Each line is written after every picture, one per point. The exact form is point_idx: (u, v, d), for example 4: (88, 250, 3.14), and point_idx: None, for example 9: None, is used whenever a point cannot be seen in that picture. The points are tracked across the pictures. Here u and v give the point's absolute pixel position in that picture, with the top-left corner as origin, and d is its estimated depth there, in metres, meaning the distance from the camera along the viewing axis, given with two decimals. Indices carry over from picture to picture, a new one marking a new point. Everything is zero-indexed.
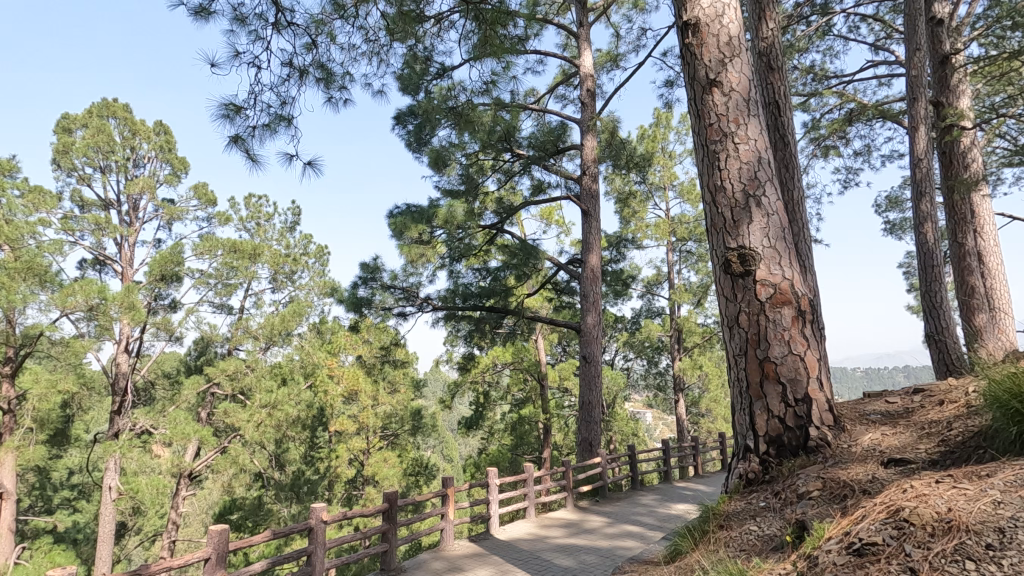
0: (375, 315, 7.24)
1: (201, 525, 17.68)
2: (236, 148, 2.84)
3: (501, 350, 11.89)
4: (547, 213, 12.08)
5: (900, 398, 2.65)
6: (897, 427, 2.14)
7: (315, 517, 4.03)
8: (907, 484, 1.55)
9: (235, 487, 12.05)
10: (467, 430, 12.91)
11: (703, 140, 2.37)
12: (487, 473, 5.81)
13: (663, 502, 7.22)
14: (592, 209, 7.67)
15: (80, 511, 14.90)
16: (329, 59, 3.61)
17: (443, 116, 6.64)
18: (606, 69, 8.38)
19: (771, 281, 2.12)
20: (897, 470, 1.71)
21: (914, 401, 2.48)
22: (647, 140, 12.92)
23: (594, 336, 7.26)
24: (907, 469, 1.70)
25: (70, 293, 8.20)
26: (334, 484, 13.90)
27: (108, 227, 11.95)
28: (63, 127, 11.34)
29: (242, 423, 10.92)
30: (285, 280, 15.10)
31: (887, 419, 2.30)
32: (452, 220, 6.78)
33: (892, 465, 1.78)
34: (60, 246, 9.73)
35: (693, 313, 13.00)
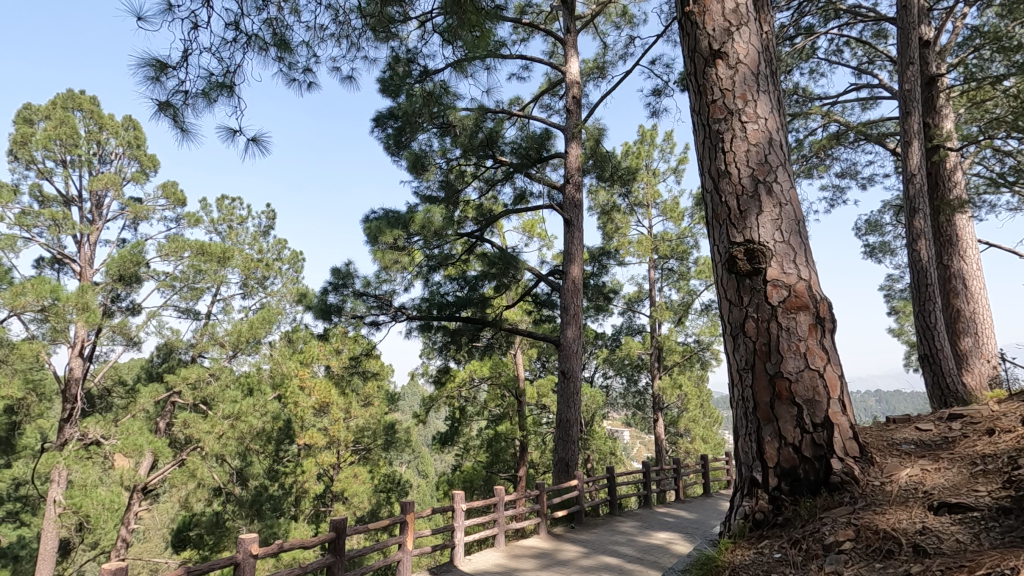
0: (346, 323, 6.78)
1: (158, 542, 16.70)
2: (166, 115, 2.82)
3: (478, 364, 11.46)
4: (530, 225, 11.76)
5: (932, 425, 2.37)
6: (939, 460, 1.89)
7: (242, 550, 3.61)
8: (1010, 557, 1.26)
9: (193, 502, 11.30)
10: (441, 446, 12.42)
11: (705, 119, 2.13)
12: (453, 497, 5.37)
13: (642, 529, 6.83)
14: (574, 219, 7.36)
15: (26, 526, 13.89)
16: (289, 30, 3.27)
17: (423, 120, 6.32)
18: (592, 79, 8.13)
19: (784, 282, 1.86)
20: (978, 532, 1.43)
21: (952, 428, 2.20)
22: (632, 156, 12.75)
23: (574, 351, 6.90)
24: (992, 531, 1.42)
25: (20, 292, 7.54)
26: (300, 501, 13.26)
27: (66, 223, 11.27)
28: (24, 117, 10.73)
29: (202, 435, 10.24)
30: (256, 286, 14.48)
31: (923, 450, 2.03)
32: (429, 226, 6.40)
33: (951, 515, 1.53)
34: (12, 241, 9.06)
35: (675, 331, 12.75)
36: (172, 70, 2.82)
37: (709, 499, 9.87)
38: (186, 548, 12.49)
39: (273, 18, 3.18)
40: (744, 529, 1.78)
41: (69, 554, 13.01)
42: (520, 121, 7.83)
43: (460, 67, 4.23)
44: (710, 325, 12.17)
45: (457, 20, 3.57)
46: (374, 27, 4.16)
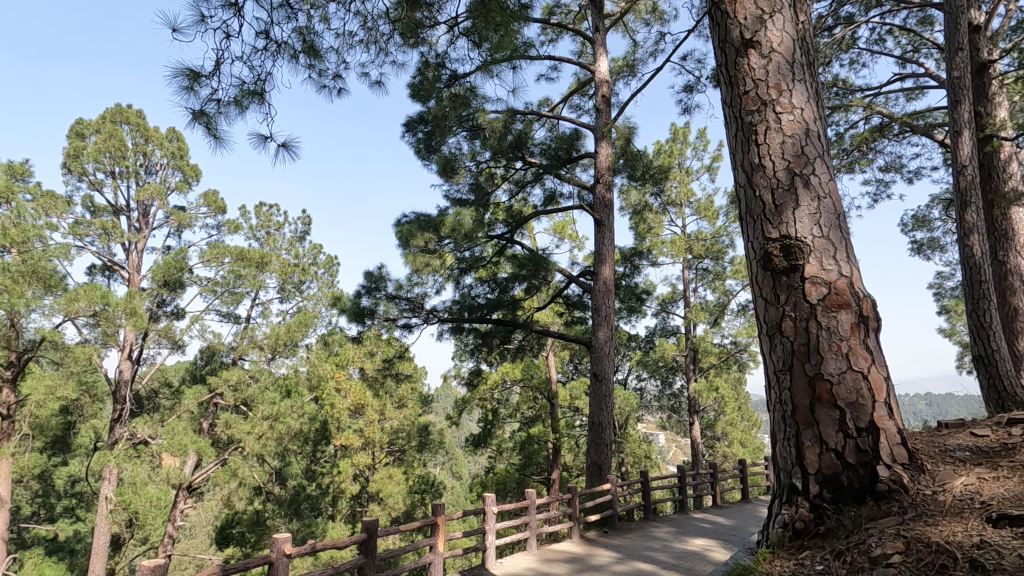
0: (379, 326, 6.87)
1: (204, 539, 17.26)
2: (199, 123, 2.90)
3: (510, 366, 11.44)
4: (561, 227, 11.68)
5: (990, 431, 2.21)
6: (998, 469, 1.77)
7: (276, 549, 3.68)
8: None
9: (235, 501, 11.56)
10: (475, 448, 12.47)
11: (737, 111, 2.06)
12: (484, 500, 5.35)
13: (678, 535, 6.67)
14: (605, 219, 7.24)
15: (81, 520, 14.58)
16: (317, 38, 3.32)
17: (453, 124, 6.32)
18: (622, 77, 8.00)
19: (823, 279, 1.77)
20: None
21: (1013, 435, 2.06)
22: (664, 154, 12.52)
23: (606, 353, 6.78)
24: None
25: (74, 297, 7.90)
26: (337, 501, 13.50)
27: (116, 232, 11.76)
28: (76, 132, 11.29)
29: (243, 436, 10.52)
30: (293, 290, 14.79)
31: (981, 458, 1.90)
32: (459, 229, 6.39)
33: (1011, 529, 1.43)
34: (65, 250, 9.48)
35: (710, 332, 12.43)
36: (205, 79, 2.90)
37: (749, 505, 9.60)
38: (228, 545, 12.85)
39: (303, 26, 3.24)
40: (783, 539, 1.70)
41: (121, 548, 13.56)
42: (549, 122, 7.77)
43: (488, 70, 4.21)
44: (748, 326, 11.82)
45: (482, 20, 3.55)
46: (402, 32, 4.19)
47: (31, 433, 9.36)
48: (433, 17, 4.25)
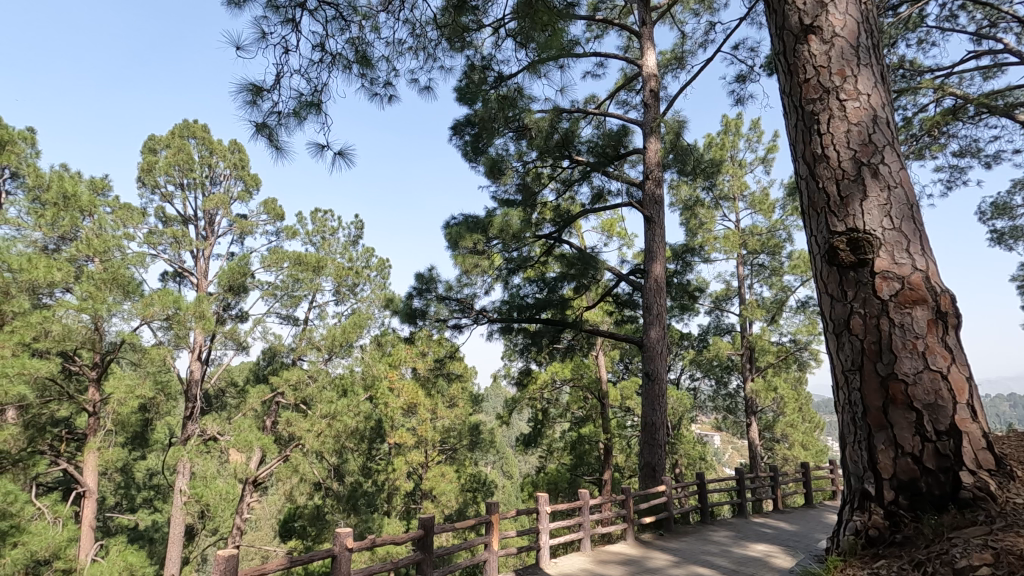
0: (430, 327, 6.99)
1: (269, 532, 18.08)
2: (262, 135, 3.04)
3: (560, 365, 11.39)
4: (609, 225, 11.55)
5: None
6: None
7: (339, 544, 3.83)
8: None
9: (297, 495, 12.03)
10: (525, 447, 12.49)
11: (797, 100, 1.98)
12: (537, 500, 5.35)
13: (737, 540, 6.46)
14: (655, 215, 7.07)
15: (158, 511, 15.57)
16: (369, 48, 3.42)
17: (500, 125, 6.35)
18: (670, 70, 7.82)
19: (895, 273, 1.68)
20: None
21: None
22: (715, 147, 12.16)
23: (659, 352, 6.64)
24: None
25: (150, 302, 8.47)
26: (393, 497, 13.85)
27: (186, 241, 12.49)
28: (148, 147, 12.08)
29: (303, 433, 10.96)
30: (347, 292, 15.25)
31: None
32: (508, 230, 6.41)
33: None
34: (141, 258, 10.14)
35: (768, 330, 11.93)
36: (267, 94, 3.04)
37: (813, 510, 9.19)
38: (291, 538, 13.41)
39: (356, 37, 3.34)
40: (856, 546, 1.62)
41: (194, 539, 14.38)
42: (596, 119, 7.68)
43: (535, 70, 4.22)
44: (809, 324, 11.29)
45: (529, 21, 3.55)
46: (449, 37, 4.23)
47: (114, 430, 10.08)
48: (478, 19, 4.29)
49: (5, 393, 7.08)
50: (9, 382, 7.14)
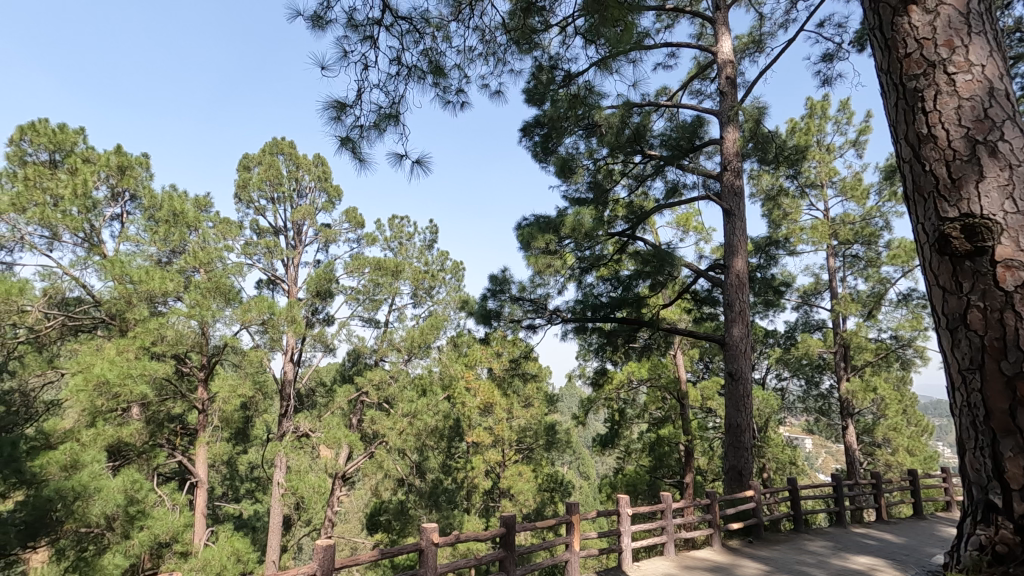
0: (505, 328, 7.07)
1: (357, 524, 19.06)
2: (346, 149, 3.21)
3: (636, 365, 11.16)
4: (684, 219, 11.17)
5: None
6: None
7: (425, 538, 3.97)
8: None
9: (382, 490, 12.56)
10: (603, 448, 12.36)
11: (896, 77, 1.84)
12: (618, 501, 5.27)
13: (835, 551, 6.05)
14: (735, 208, 6.72)
15: (259, 502, 16.83)
16: (442, 57, 3.52)
17: (569, 124, 6.30)
18: (748, 55, 7.45)
19: (1020, 261, 1.50)
20: None
21: None
22: (799, 133, 11.46)
23: (742, 351, 6.33)
24: None
25: (248, 308, 9.20)
26: (472, 494, 14.18)
27: (277, 250, 13.40)
28: (243, 165, 13.08)
29: (387, 430, 11.44)
30: (425, 295, 15.73)
31: None
32: (579, 229, 6.31)
33: None
34: (239, 268, 11.00)
35: (864, 326, 11.04)
36: (349, 109, 3.20)
37: (924, 522, 8.42)
38: (378, 531, 14.06)
39: (429, 48, 3.45)
40: (981, 563, 1.47)
41: (291, 529, 15.39)
42: (668, 111, 7.45)
43: (605, 67, 4.16)
44: (913, 318, 10.34)
45: (599, 17, 3.51)
46: (518, 41, 4.26)
47: (220, 425, 11.00)
48: (545, 18, 4.28)
49: (129, 392, 7.97)
50: (133, 382, 8.00)
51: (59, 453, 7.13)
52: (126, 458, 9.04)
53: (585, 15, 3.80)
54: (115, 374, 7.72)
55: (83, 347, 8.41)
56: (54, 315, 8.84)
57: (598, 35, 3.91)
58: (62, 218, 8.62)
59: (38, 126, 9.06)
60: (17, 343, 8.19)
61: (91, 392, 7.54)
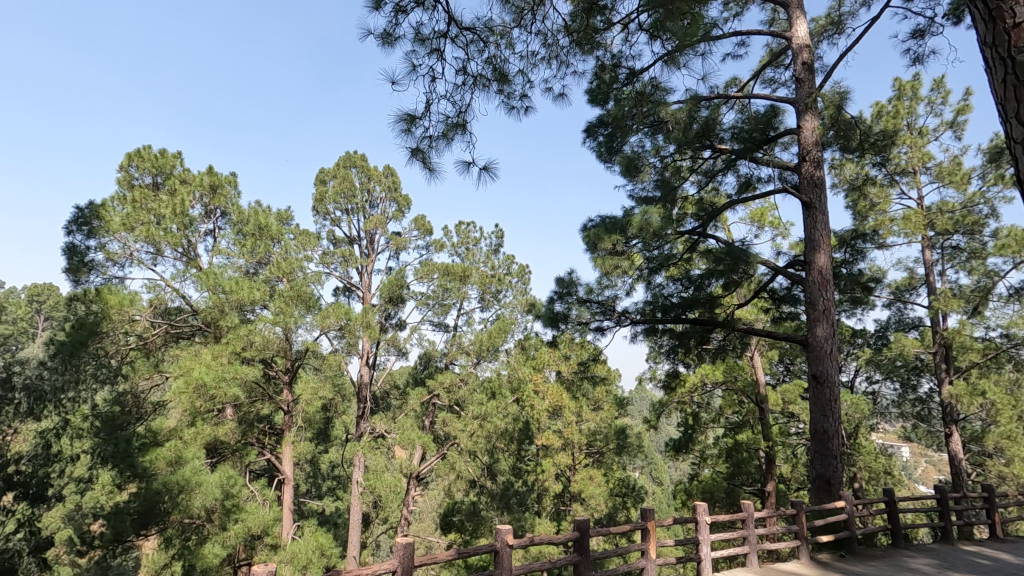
0: (573, 330, 7.01)
1: (431, 523, 19.56)
2: (416, 159, 3.32)
3: (710, 367, 10.77)
4: (759, 214, 10.66)
5: None
6: None
7: (500, 540, 4.02)
8: None
9: (455, 491, 12.78)
10: (676, 453, 12.00)
11: (1004, 51, 1.67)
12: (696, 509, 5.10)
13: (943, 570, 5.53)
14: (816, 200, 6.33)
15: (340, 499, 17.69)
16: (506, 63, 3.56)
17: (634, 122, 6.17)
18: (827, 37, 7.01)
19: None
20: None
21: None
22: (886, 117, 10.64)
23: (827, 352, 5.94)
24: None
25: (327, 314, 9.68)
26: (543, 498, 14.19)
27: (352, 259, 14.02)
28: (320, 179, 13.81)
29: (458, 432, 11.68)
30: (492, 299, 15.91)
31: None
32: (647, 228, 6.14)
33: None
34: (318, 277, 11.60)
35: (969, 324, 10.06)
36: (419, 121, 3.31)
37: None
38: (451, 531, 14.36)
39: (493, 56, 3.51)
40: None
41: (370, 526, 16.04)
42: (739, 103, 7.14)
43: (672, 60, 4.06)
44: None
45: (664, 12, 3.43)
46: (580, 42, 4.24)
47: (303, 426, 11.62)
48: (608, 16, 4.23)
49: (224, 394, 8.58)
50: (227, 385, 8.59)
51: (165, 449, 7.86)
52: (222, 455, 9.75)
53: (650, 10, 3.73)
54: (211, 377, 8.35)
55: (184, 352, 9.16)
56: (159, 323, 9.66)
57: (663, 28, 3.82)
58: (164, 234, 9.55)
59: (143, 152, 9.99)
60: (129, 349, 9.02)
61: (191, 395, 8.26)
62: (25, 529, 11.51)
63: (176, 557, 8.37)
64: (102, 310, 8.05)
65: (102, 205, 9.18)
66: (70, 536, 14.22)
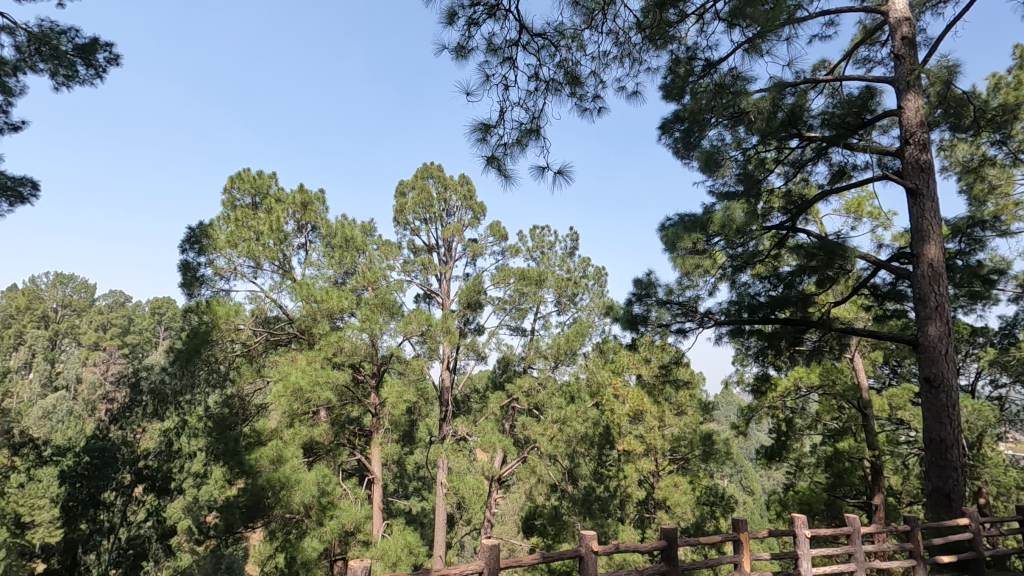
0: (653, 333, 6.82)
1: (514, 527, 19.70)
2: (492, 167, 3.38)
3: (804, 370, 10.12)
4: (856, 204, 9.88)
5: None
6: None
7: (586, 546, 3.98)
8: None
9: (536, 495, 12.80)
10: (769, 461, 11.34)
11: None
12: (794, 521, 4.79)
13: None
14: (922, 186, 5.76)
15: (426, 499, 18.28)
16: (578, 66, 3.55)
17: (712, 115, 5.93)
18: (930, 7, 6.39)
19: None
20: None
21: None
22: (1007, 88, 9.50)
23: (942, 353, 5.37)
24: None
25: (409, 320, 10.05)
26: (626, 504, 13.89)
27: (431, 266, 14.47)
28: (399, 192, 14.40)
29: (538, 436, 11.73)
30: (569, 302, 15.82)
31: None
32: (729, 225, 5.84)
33: None
34: (400, 285, 12.06)
35: None
36: (493, 129, 3.38)
37: None
38: (534, 534, 14.43)
39: (564, 59, 3.51)
40: None
41: (454, 527, 16.43)
42: (829, 87, 6.66)
43: (753, 46, 3.87)
44: None
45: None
46: (652, 37, 4.15)
47: (391, 428, 12.12)
48: (682, 7, 4.11)
49: (318, 397, 9.11)
50: (320, 388, 9.10)
51: (268, 449, 8.50)
52: (318, 455, 10.37)
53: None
54: (306, 381, 8.89)
55: (283, 358, 9.84)
56: (259, 332, 10.44)
57: (743, 15, 3.64)
58: (263, 249, 10.34)
59: (243, 174, 10.90)
60: (235, 356, 9.81)
61: (289, 398, 8.86)
62: (153, 517, 12.86)
63: (279, 549, 9.01)
64: (212, 320, 8.87)
65: (210, 225, 10.13)
66: (190, 525, 15.70)
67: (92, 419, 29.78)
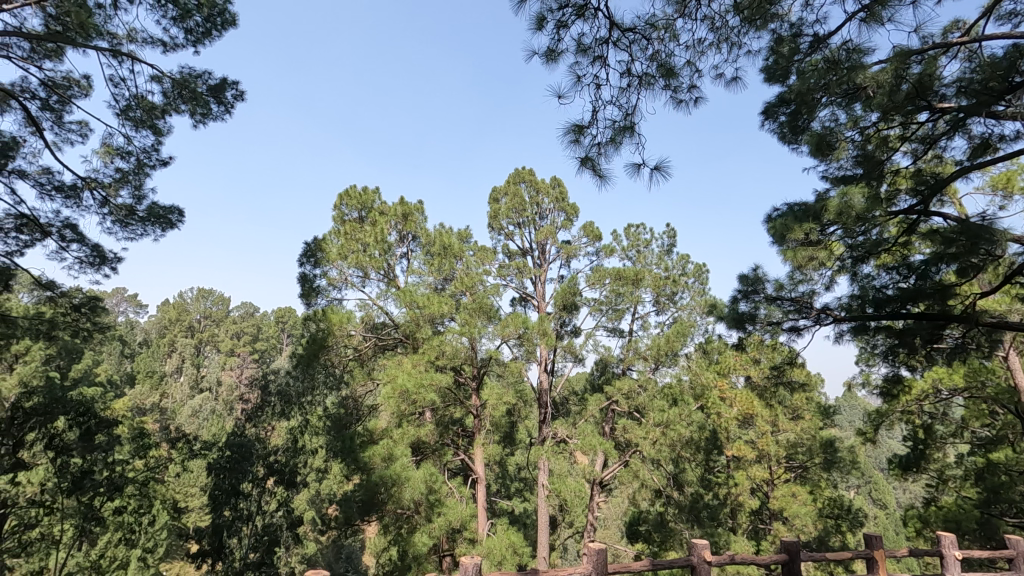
0: (762, 331, 6.40)
1: (617, 532, 19.33)
2: (586, 168, 3.37)
3: (944, 370, 9.00)
4: (1004, 179, 8.64)
5: None
6: None
7: (698, 555, 3.82)
8: None
9: (639, 500, 12.46)
10: (903, 472, 10.19)
11: None
12: (941, 539, 4.26)
13: None
14: None
15: (528, 500, 18.47)
16: (672, 57, 3.43)
17: (821, 95, 5.46)
18: None
19: None
20: None
21: None
22: None
23: None
24: None
25: (506, 324, 10.23)
26: (737, 513, 13.12)
27: (526, 270, 14.63)
28: (493, 198, 14.74)
29: (639, 440, 11.39)
30: (667, 302, 15.30)
31: None
32: (848, 211, 5.32)
33: None
34: (496, 289, 12.33)
35: None
36: (587, 130, 3.36)
37: None
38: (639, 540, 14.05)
39: (657, 51, 3.41)
40: None
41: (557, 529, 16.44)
42: (965, 49, 5.88)
43: (871, 13, 3.51)
44: None
45: None
46: (751, 18, 3.90)
47: (491, 428, 12.42)
48: None
49: (423, 399, 9.51)
50: (425, 390, 9.49)
51: (380, 447, 9.03)
52: (424, 454, 10.85)
53: None
54: (412, 383, 9.29)
55: (390, 362, 10.42)
56: (369, 337, 11.14)
57: None
58: (369, 260, 11.04)
59: (350, 192, 11.71)
60: (348, 360, 10.50)
61: (397, 399, 9.30)
62: (283, 507, 14.11)
63: (392, 543, 9.53)
64: (327, 327, 9.62)
65: (324, 239, 11.03)
66: (314, 516, 17.05)
67: (230, 417, 33.36)
